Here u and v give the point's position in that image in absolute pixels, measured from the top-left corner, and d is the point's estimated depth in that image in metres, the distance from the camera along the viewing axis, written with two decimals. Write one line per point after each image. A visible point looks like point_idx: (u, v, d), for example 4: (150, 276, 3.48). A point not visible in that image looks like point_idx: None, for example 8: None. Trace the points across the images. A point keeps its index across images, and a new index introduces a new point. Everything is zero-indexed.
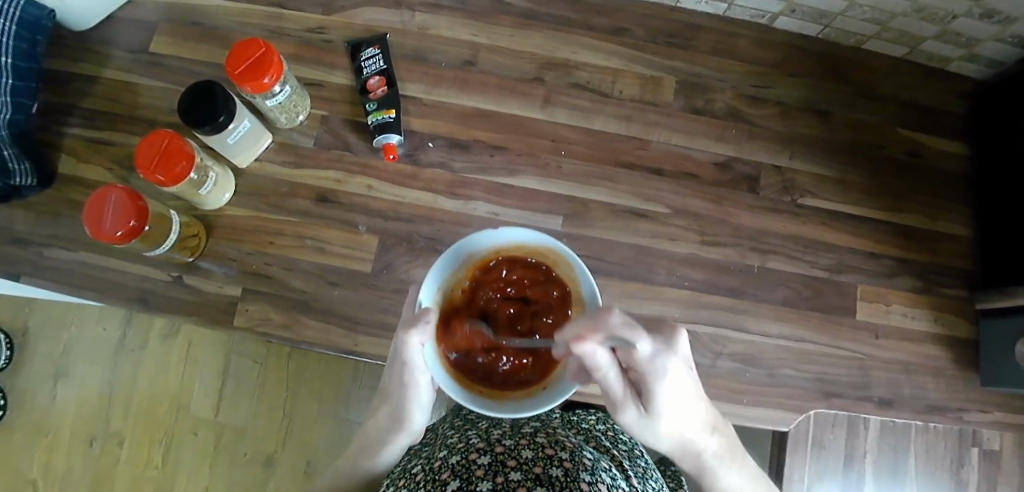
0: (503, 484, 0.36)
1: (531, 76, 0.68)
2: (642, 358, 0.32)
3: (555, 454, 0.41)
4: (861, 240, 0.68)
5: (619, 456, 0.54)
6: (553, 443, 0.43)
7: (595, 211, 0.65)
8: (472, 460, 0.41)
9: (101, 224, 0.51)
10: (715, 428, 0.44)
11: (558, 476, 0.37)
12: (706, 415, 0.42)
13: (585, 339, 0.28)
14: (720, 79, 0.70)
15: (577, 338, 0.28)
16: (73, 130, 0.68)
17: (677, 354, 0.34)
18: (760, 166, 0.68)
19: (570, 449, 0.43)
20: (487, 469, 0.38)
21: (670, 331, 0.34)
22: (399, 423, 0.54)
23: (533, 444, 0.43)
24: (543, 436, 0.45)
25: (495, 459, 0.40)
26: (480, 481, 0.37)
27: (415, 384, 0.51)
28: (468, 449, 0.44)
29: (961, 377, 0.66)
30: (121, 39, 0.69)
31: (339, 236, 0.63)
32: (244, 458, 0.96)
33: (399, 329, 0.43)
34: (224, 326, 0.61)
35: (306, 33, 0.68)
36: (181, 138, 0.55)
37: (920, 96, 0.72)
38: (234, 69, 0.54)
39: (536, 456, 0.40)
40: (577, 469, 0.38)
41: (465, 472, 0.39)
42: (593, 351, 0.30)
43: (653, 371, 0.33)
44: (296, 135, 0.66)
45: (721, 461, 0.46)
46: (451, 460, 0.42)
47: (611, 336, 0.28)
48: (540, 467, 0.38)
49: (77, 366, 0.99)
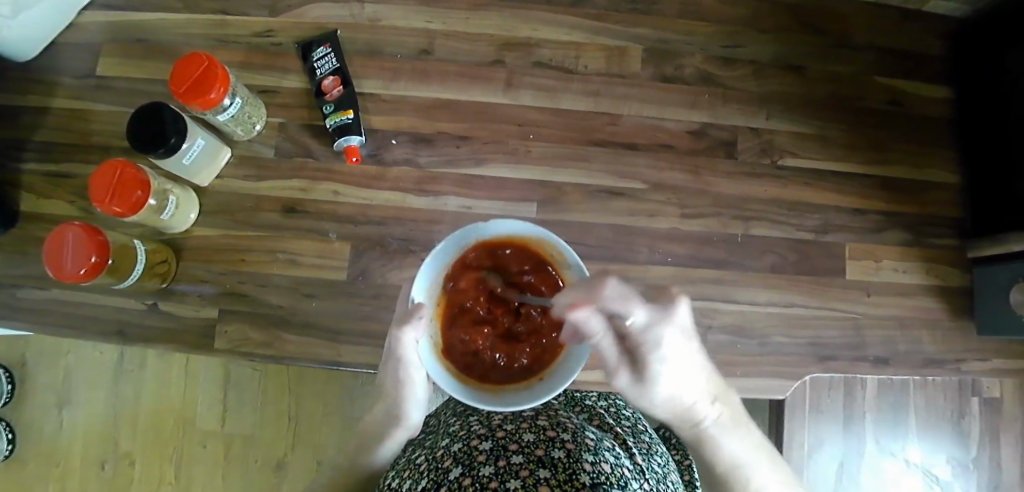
0: (505, 467, 0.36)
1: (491, 59, 0.65)
2: (634, 327, 0.30)
3: (557, 436, 0.40)
4: (847, 197, 0.66)
5: (622, 434, 0.53)
6: (555, 425, 0.42)
7: (570, 194, 0.63)
8: (474, 447, 0.40)
9: (62, 264, 0.50)
10: (716, 397, 0.41)
11: (561, 458, 0.36)
12: (708, 382, 0.40)
13: (579, 308, 0.28)
14: (689, 42, 0.67)
15: (571, 306, 0.28)
16: (29, 165, 0.66)
17: (674, 322, 0.31)
18: (737, 130, 0.66)
19: (572, 431, 0.42)
20: (489, 454, 0.38)
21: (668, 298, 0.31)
22: (394, 420, 0.53)
23: (534, 427, 0.42)
24: (544, 419, 0.44)
25: (497, 445, 0.39)
26: (481, 467, 0.36)
27: (411, 380, 0.50)
28: (469, 436, 0.43)
29: (957, 327, 0.65)
30: (65, 65, 0.67)
31: (310, 246, 0.62)
32: (255, 465, 0.97)
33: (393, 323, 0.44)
34: (205, 350, 0.61)
35: (255, 38, 0.65)
36: (133, 166, 0.52)
37: (901, 40, 0.69)
38: (177, 87, 0.52)
39: (537, 439, 0.39)
40: (580, 449, 0.37)
41: (467, 459, 0.38)
42: (587, 319, 0.30)
43: (647, 340, 0.31)
44: (256, 146, 0.64)
45: (722, 430, 0.43)
46: (453, 449, 0.41)
47: (603, 305, 0.28)
48: (542, 450, 0.38)
49: (78, 392, 0.99)
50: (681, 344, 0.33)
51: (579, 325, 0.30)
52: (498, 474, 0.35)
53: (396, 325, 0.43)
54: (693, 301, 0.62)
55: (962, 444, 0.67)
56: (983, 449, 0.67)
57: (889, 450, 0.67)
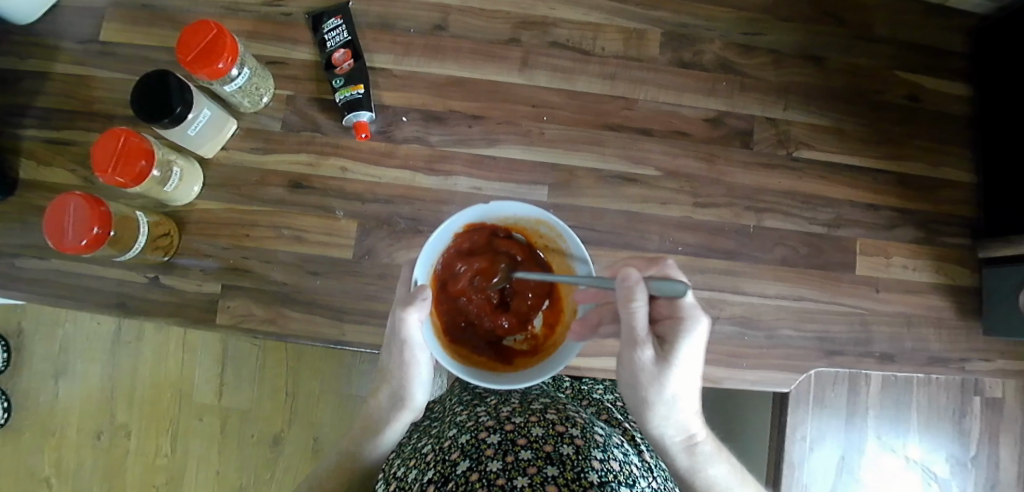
0: (513, 463, 0.35)
1: (507, 37, 0.63)
2: (683, 302, 0.38)
3: (566, 431, 0.40)
4: (861, 192, 0.65)
5: (630, 429, 0.53)
6: (563, 419, 0.42)
7: (583, 178, 0.62)
8: (481, 439, 0.40)
9: (63, 234, 0.49)
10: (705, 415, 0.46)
11: (569, 455, 0.36)
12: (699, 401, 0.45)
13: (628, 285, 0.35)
14: (709, 28, 0.65)
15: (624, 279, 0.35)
16: (29, 130, 0.64)
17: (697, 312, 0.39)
18: (753, 120, 0.64)
19: (581, 425, 0.42)
20: (498, 448, 0.37)
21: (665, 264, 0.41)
22: (400, 401, 0.54)
23: (543, 421, 0.42)
24: (552, 412, 0.44)
25: (505, 438, 0.39)
26: (490, 461, 0.36)
27: (415, 361, 0.52)
28: (477, 427, 0.42)
29: (962, 326, 0.65)
30: (68, 29, 0.65)
31: (316, 222, 0.61)
32: (252, 440, 0.97)
33: (395, 307, 0.44)
34: (208, 325, 0.60)
35: (263, 7, 0.63)
36: (137, 135, 0.51)
37: (923, 34, 0.68)
38: (185, 56, 0.50)
39: (546, 434, 0.39)
40: (589, 446, 0.38)
41: (475, 452, 0.38)
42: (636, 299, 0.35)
43: (687, 320, 0.39)
44: (263, 119, 0.62)
45: (710, 459, 0.45)
46: (461, 439, 0.41)
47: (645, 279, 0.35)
48: (551, 446, 0.37)
49: (74, 364, 0.99)
50: (697, 349, 0.40)
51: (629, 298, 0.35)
52: (505, 470, 0.35)
53: (398, 306, 0.43)
54: (703, 291, 0.61)
55: (962, 442, 0.67)
56: (981, 449, 0.67)
57: (890, 446, 0.66)
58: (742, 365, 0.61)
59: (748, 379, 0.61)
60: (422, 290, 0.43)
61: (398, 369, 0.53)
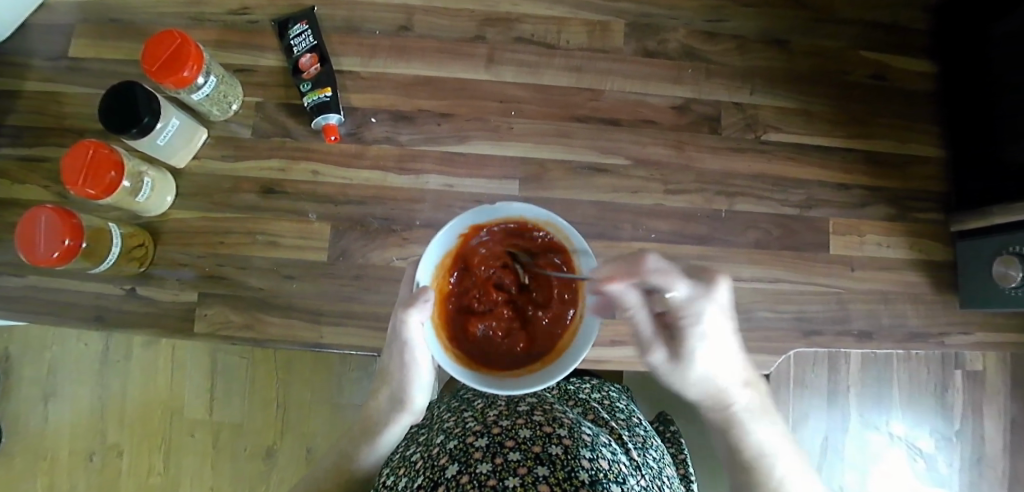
0: (502, 465, 0.35)
1: (472, 35, 0.64)
2: (675, 301, 0.33)
3: (554, 432, 0.39)
4: (831, 172, 0.66)
5: (617, 428, 0.53)
6: (551, 420, 0.42)
7: (553, 171, 0.62)
8: (469, 444, 0.40)
9: (35, 247, 0.49)
10: (749, 383, 0.43)
11: (558, 454, 0.36)
12: (743, 369, 0.42)
13: (615, 280, 0.33)
14: (673, 17, 0.66)
15: (608, 278, 0.33)
16: (1, 149, 0.64)
17: (716, 300, 0.34)
18: (720, 106, 0.65)
19: (568, 426, 0.41)
20: (486, 451, 0.37)
21: (712, 277, 0.33)
22: (399, 404, 0.54)
23: (530, 423, 0.42)
24: (540, 414, 0.44)
25: (493, 441, 0.39)
26: (478, 464, 0.36)
27: (416, 363, 0.51)
28: (465, 432, 0.42)
29: (939, 301, 0.65)
30: (35, 47, 0.65)
31: (289, 226, 0.61)
32: (246, 453, 0.97)
33: (397, 308, 0.44)
34: (185, 333, 0.60)
35: (229, 16, 0.64)
36: (106, 146, 0.51)
37: (886, 15, 0.68)
38: (150, 65, 0.50)
39: (534, 435, 0.39)
40: (577, 445, 0.37)
41: (463, 456, 0.38)
42: (622, 292, 0.35)
43: (690, 314, 0.34)
44: (233, 126, 0.62)
45: (751, 414, 0.44)
46: (449, 445, 0.41)
47: (644, 280, 0.33)
48: (540, 446, 0.37)
49: (64, 385, 0.98)
50: (720, 326, 0.36)
51: (615, 296, 0.35)
52: (495, 472, 0.34)
53: (401, 307, 0.43)
54: None
55: (945, 417, 0.67)
56: (965, 422, 0.67)
57: (873, 424, 0.66)
58: None
59: None
60: (422, 291, 0.42)
61: (398, 371, 0.52)
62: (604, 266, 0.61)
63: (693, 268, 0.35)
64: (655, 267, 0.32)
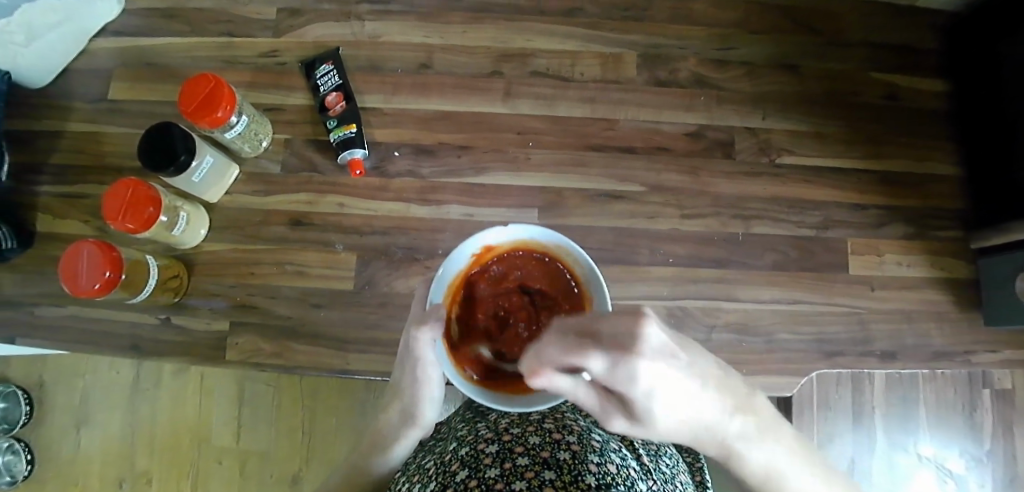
0: (509, 469, 0.39)
1: (489, 70, 0.66)
2: (598, 382, 0.18)
3: (562, 439, 0.43)
4: (846, 193, 0.66)
5: (631, 435, 0.56)
6: (561, 427, 0.46)
7: (570, 199, 0.64)
8: (480, 450, 0.44)
9: (78, 281, 0.51)
10: (761, 417, 0.33)
11: (565, 459, 0.39)
12: (747, 401, 0.31)
13: (540, 376, 0.20)
14: (683, 47, 0.68)
15: (531, 375, 0.20)
16: (46, 187, 0.68)
17: (658, 351, 0.18)
18: (733, 130, 0.66)
19: (578, 433, 0.45)
20: (495, 456, 0.41)
21: (632, 319, 0.17)
22: (410, 419, 0.55)
23: (540, 428, 0.44)
24: (550, 421, 0.47)
25: (503, 446, 0.42)
26: (486, 468, 0.40)
27: (427, 379, 0.52)
28: (477, 440, 0.47)
29: (964, 319, 0.65)
30: (79, 91, 0.70)
31: (317, 257, 0.63)
32: (271, 479, 0.98)
33: (410, 326, 0.46)
34: (217, 362, 0.62)
35: (259, 58, 0.68)
36: (144, 184, 0.54)
37: (893, 37, 0.70)
38: (186, 107, 0.53)
39: (542, 441, 0.43)
40: (585, 451, 0.41)
41: (474, 462, 0.42)
42: (555, 384, 0.22)
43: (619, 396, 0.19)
44: (263, 162, 0.65)
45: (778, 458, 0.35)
46: (460, 453, 0.47)
47: (562, 362, 0.19)
48: (546, 453, 0.41)
49: (96, 413, 1.01)
50: (668, 378, 0.20)
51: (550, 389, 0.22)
52: None
53: (414, 325, 0.46)
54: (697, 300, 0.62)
55: (974, 438, 0.66)
56: (997, 442, 0.66)
57: (901, 446, 0.65)
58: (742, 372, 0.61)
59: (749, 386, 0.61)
60: (434, 309, 0.45)
61: (409, 387, 0.53)
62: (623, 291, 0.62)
63: (608, 315, 0.18)
64: (562, 346, 0.19)
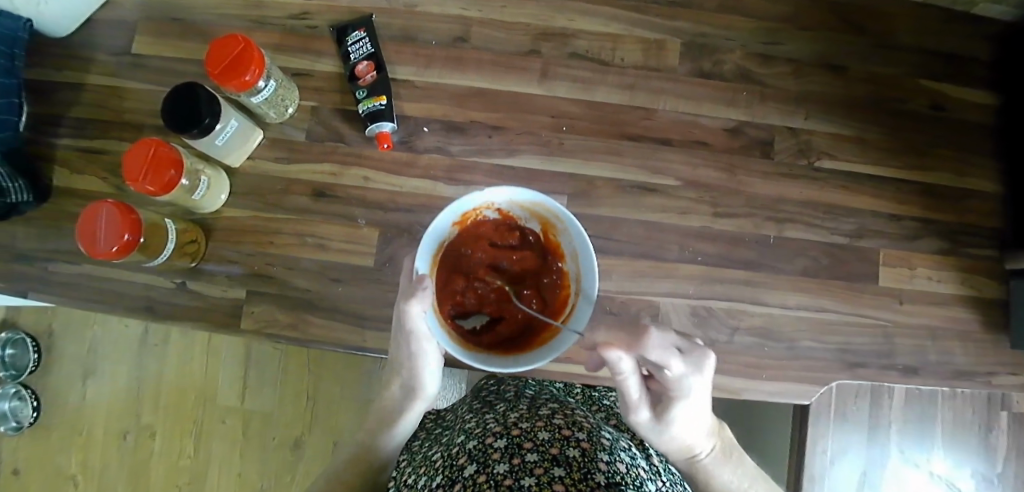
0: (519, 465, 0.41)
1: (526, 49, 0.64)
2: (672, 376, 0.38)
3: (572, 435, 0.46)
4: (884, 202, 0.65)
5: (640, 434, 0.61)
6: (570, 424, 0.49)
7: (601, 188, 0.62)
8: (488, 445, 0.46)
9: (95, 242, 0.50)
10: (726, 458, 0.50)
11: (576, 456, 0.42)
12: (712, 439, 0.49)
13: (613, 346, 0.36)
14: (729, 38, 0.65)
15: (607, 344, 0.36)
16: (63, 140, 0.66)
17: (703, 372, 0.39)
18: (773, 129, 0.64)
19: (587, 430, 0.48)
20: (504, 452, 0.44)
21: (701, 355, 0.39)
22: (412, 392, 0.55)
23: (550, 426, 0.48)
24: (561, 417, 0.51)
25: (511, 442, 0.45)
26: (497, 463, 0.42)
27: (424, 353, 0.51)
28: (485, 433, 0.49)
29: (990, 340, 0.63)
30: (100, 42, 0.67)
31: (338, 230, 0.62)
32: (273, 443, 0.98)
33: (399, 300, 0.46)
34: (231, 330, 0.61)
35: (289, 20, 0.65)
36: (166, 145, 0.52)
37: (948, 43, 0.67)
38: (213, 68, 0.51)
39: (552, 438, 0.45)
40: (595, 450, 0.44)
41: (482, 456, 0.44)
42: (618, 359, 0.37)
43: (680, 388, 0.40)
44: (288, 129, 0.63)
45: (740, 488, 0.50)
46: (468, 447, 0.47)
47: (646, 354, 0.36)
48: (558, 449, 0.43)
49: (103, 366, 1.01)
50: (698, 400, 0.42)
51: (612, 362, 0.38)
52: (512, 471, 0.40)
53: (402, 298, 0.46)
54: (721, 301, 0.61)
55: (987, 458, 0.66)
56: (1008, 464, 0.65)
57: (913, 461, 0.65)
58: (762, 376, 0.60)
59: (770, 391, 0.60)
60: (421, 281, 0.45)
61: (408, 362, 0.52)
62: (647, 287, 0.61)
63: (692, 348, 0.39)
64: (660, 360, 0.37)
